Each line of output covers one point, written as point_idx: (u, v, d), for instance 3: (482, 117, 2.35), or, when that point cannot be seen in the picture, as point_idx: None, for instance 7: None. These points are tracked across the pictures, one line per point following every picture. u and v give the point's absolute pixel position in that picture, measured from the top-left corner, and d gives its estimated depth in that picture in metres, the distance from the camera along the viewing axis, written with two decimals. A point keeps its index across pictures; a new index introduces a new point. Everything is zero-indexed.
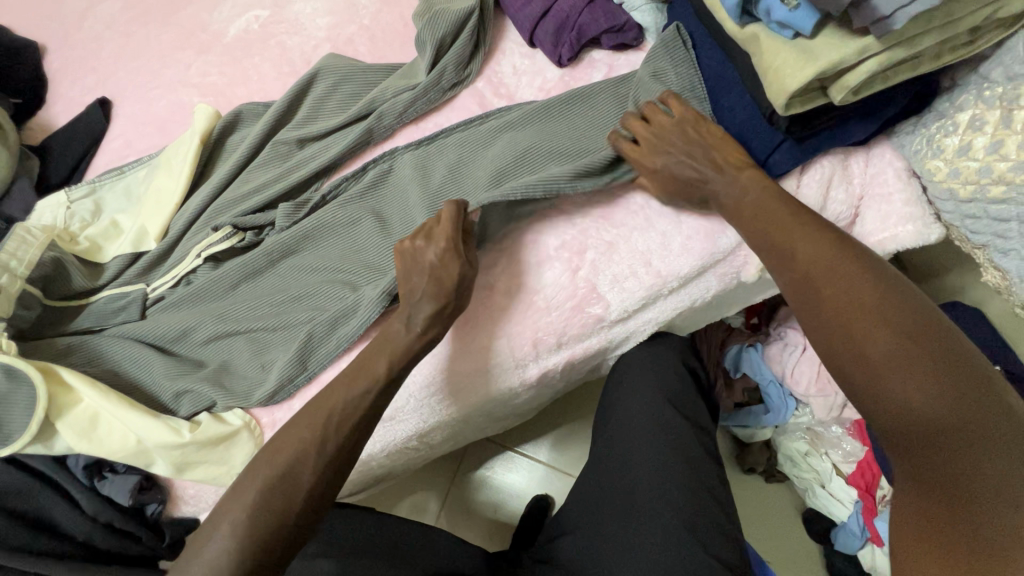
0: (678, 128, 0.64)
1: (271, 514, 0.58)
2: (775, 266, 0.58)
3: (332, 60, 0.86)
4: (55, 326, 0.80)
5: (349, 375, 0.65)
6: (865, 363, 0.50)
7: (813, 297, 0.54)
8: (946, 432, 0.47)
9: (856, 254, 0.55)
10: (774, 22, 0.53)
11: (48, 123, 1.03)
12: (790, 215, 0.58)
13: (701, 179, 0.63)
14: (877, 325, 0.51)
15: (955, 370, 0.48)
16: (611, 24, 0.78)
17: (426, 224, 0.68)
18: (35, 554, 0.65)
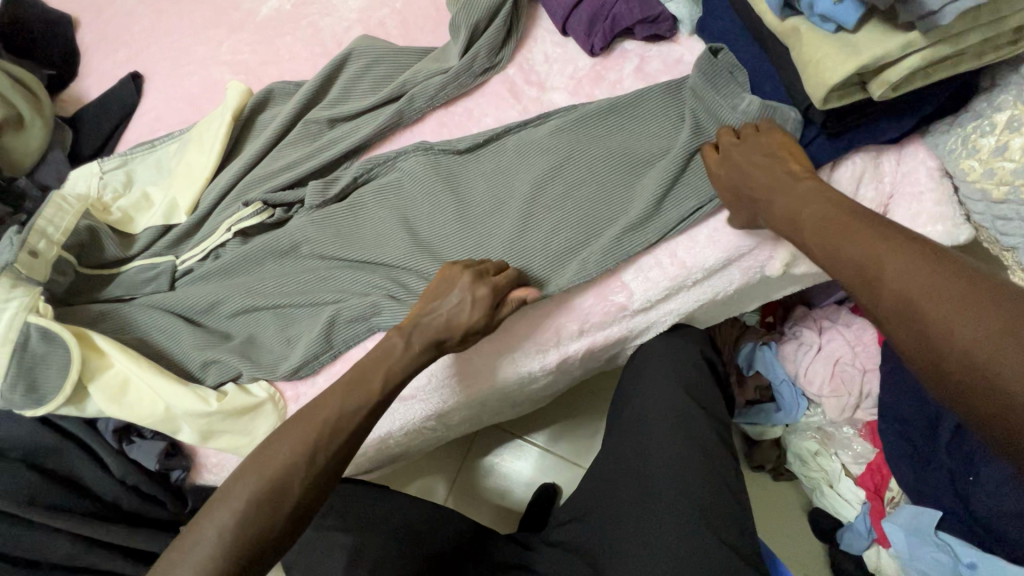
0: (761, 140, 0.64)
1: (259, 521, 0.55)
2: (854, 283, 0.50)
3: (365, 41, 0.87)
4: (87, 293, 0.81)
5: (352, 385, 0.63)
6: (993, 391, 0.39)
7: (904, 317, 0.45)
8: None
9: (950, 259, 0.45)
10: (815, 16, 0.54)
11: (79, 95, 1.04)
12: (861, 225, 0.51)
13: (754, 186, 0.62)
14: (1022, 356, 0.39)
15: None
16: (645, 14, 0.78)
17: (477, 263, 0.70)
18: (65, 511, 0.67)
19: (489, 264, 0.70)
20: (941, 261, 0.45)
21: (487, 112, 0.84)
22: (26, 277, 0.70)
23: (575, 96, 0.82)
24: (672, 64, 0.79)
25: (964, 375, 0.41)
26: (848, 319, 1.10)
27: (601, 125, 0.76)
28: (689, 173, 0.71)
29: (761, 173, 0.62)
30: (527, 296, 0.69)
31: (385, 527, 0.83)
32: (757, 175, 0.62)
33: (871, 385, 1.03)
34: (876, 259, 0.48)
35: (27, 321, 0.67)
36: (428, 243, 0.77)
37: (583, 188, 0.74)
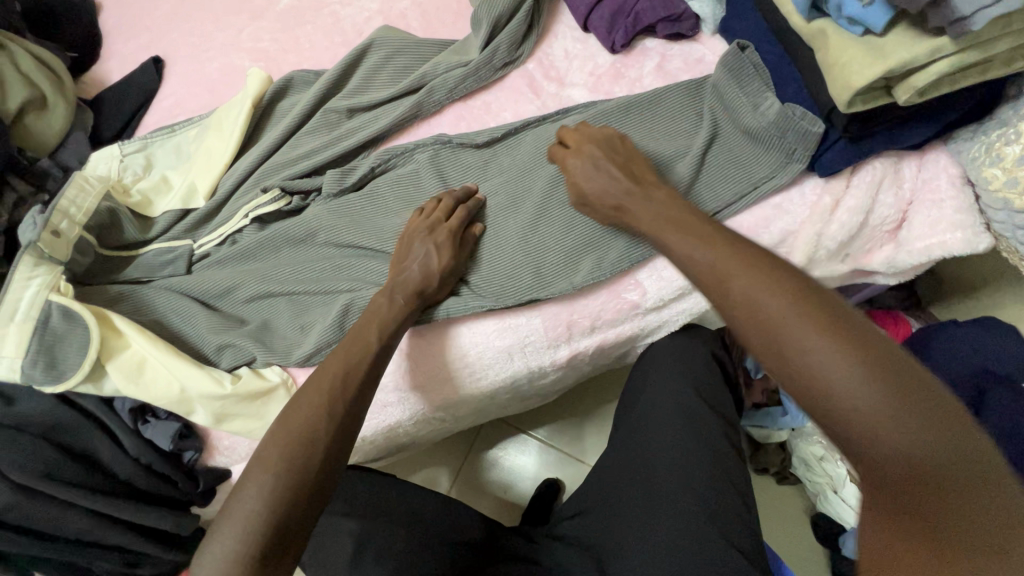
0: (595, 142, 0.70)
1: (295, 471, 0.55)
2: (706, 282, 0.54)
3: (386, 32, 0.87)
4: (105, 274, 0.82)
5: (352, 342, 0.65)
6: (814, 390, 0.44)
7: (753, 323, 0.49)
8: (928, 480, 0.40)
9: (773, 264, 0.51)
10: (843, 18, 0.54)
11: (100, 78, 1.04)
12: (714, 233, 0.56)
13: (615, 195, 0.65)
14: (826, 352, 0.44)
15: (929, 404, 0.42)
16: (668, 13, 0.77)
17: (426, 214, 0.74)
18: (80, 487, 0.68)
19: (438, 210, 0.74)
20: (788, 279, 0.49)
21: (505, 106, 0.84)
22: (49, 257, 0.71)
23: (594, 93, 0.82)
24: (693, 64, 0.79)
25: (811, 395, 0.44)
26: None
27: (619, 122, 0.76)
28: (706, 174, 0.71)
29: (616, 179, 0.66)
30: (480, 229, 0.76)
31: (391, 515, 0.84)
32: (607, 183, 0.66)
33: None
34: (725, 269, 0.52)
35: (49, 299, 0.68)
36: None
37: None
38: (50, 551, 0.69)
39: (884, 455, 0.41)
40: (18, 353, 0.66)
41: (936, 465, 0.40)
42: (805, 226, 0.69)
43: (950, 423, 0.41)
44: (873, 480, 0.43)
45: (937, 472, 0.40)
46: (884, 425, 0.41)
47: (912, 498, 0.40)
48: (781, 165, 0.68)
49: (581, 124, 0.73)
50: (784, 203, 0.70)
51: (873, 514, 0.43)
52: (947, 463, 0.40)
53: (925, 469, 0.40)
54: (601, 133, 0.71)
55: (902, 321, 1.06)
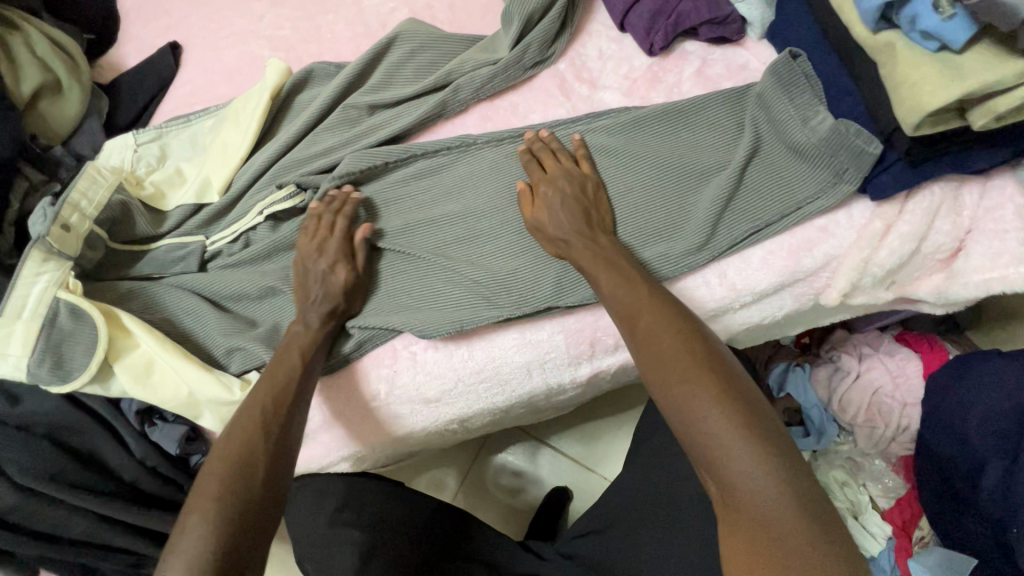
0: (570, 180, 0.69)
1: (238, 492, 0.54)
2: (621, 317, 0.61)
3: (411, 25, 0.83)
4: (118, 269, 0.80)
5: (276, 364, 0.65)
6: (686, 417, 0.52)
7: (649, 356, 0.57)
8: (768, 510, 0.47)
9: (673, 308, 0.60)
10: (916, 32, 0.49)
11: (117, 62, 1.02)
12: (633, 273, 0.63)
13: (568, 228, 0.66)
14: (697, 387, 0.53)
15: (775, 445, 0.50)
16: (712, 15, 0.73)
17: (310, 236, 0.73)
18: (85, 490, 0.67)
19: (321, 227, 0.73)
20: (682, 324, 0.58)
21: (533, 108, 0.80)
22: (58, 252, 0.69)
23: (628, 97, 0.77)
24: (736, 70, 0.74)
25: (681, 421, 0.53)
26: (891, 348, 1.05)
27: (652, 130, 0.72)
28: (745, 192, 0.67)
29: (573, 216, 0.67)
30: (368, 233, 0.74)
31: (395, 526, 0.81)
32: (570, 221, 0.67)
33: (909, 419, 0.99)
34: (636, 307, 0.60)
35: (57, 296, 0.66)
36: (465, 247, 0.74)
37: (639, 200, 0.69)
38: (55, 552, 0.68)
39: (733, 484, 0.49)
40: (25, 353, 0.64)
41: (776, 498, 0.47)
42: (851, 252, 0.65)
43: (791, 464, 0.49)
44: (725, 506, 0.50)
45: (774, 503, 0.47)
46: (736, 457, 0.49)
47: (751, 523, 0.47)
48: (831, 184, 0.64)
49: (561, 150, 0.72)
50: (830, 225, 0.66)
51: (723, 536, 0.50)
52: (786, 497, 0.47)
53: (766, 500, 0.47)
54: (574, 170, 0.70)
55: (939, 346, 1.02)
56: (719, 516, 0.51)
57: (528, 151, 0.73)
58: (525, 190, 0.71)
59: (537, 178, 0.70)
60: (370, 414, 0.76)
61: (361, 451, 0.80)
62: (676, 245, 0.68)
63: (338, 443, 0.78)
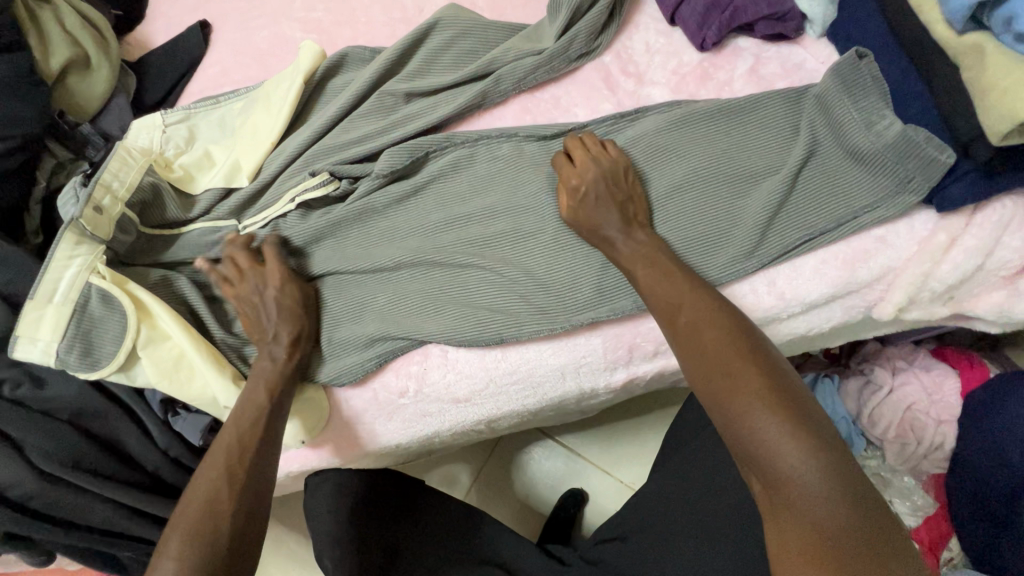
0: (600, 170, 0.66)
1: (198, 552, 0.53)
2: (661, 312, 0.59)
3: (453, 11, 0.80)
4: (149, 254, 0.78)
5: (239, 410, 0.63)
6: (730, 414, 0.50)
7: (693, 351, 0.55)
8: (818, 509, 0.45)
9: (716, 302, 0.57)
10: (1010, 33, 0.46)
11: (145, 40, 0.99)
12: (674, 267, 0.61)
13: (607, 228, 0.64)
14: (742, 382, 0.51)
15: (824, 443, 0.47)
16: (771, 10, 0.69)
17: (246, 271, 0.71)
18: (107, 478, 0.65)
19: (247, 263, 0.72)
20: (725, 319, 0.56)
21: (576, 102, 0.77)
22: (91, 235, 0.67)
23: (676, 93, 0.74)
24: (791, 69, 0.71)
25: (726, 416, 0.51)
26: (928, 363, 1.01)
27: (704, 122, 0.68)
28: (799, 196, 0.64)
29: (610, 212, 0.64)
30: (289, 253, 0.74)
31: (422, 522, 0.81)
32: (605, 216, 0.64)
33: (944, 436, 0.95)
34: (678, 300, 0.58)
35: (89, 282, 0.65)
36: (501, 242, 0.71)
37: (691, 194, 0.67)
38: (76, 539, 0.66)
39: (781, 481, 0.47)
40: (55, 337, 0.63)
41: (828, 497, 0.45)
42: (910, 264, 0.62)
43: (841, 463, 0.47)
44: (772, 505, 0.47)
45: (827, 501, 0.45)
46: (784, 454, 0.47)
47: (799, 522, 0.45)
48: (894, 193, 0.61)
49: (588, 140, 0.69)
50: (888, 235, 0.63)
51: (771, 534, 0.47)
52: (837, 495, 0.45)
53: (816, 499, 0.45)
54: (601, 159, 0.67)
55: (979, 364, 0.98)
56: (766, 517, 0.48)
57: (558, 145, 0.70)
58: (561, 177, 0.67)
59: (569, 170, 0.67)
60: (397, 413, 0.74)
61: (387, 447, 0.78)
62: (724, 249, 0.65)
63: (365, 439, 0.76)
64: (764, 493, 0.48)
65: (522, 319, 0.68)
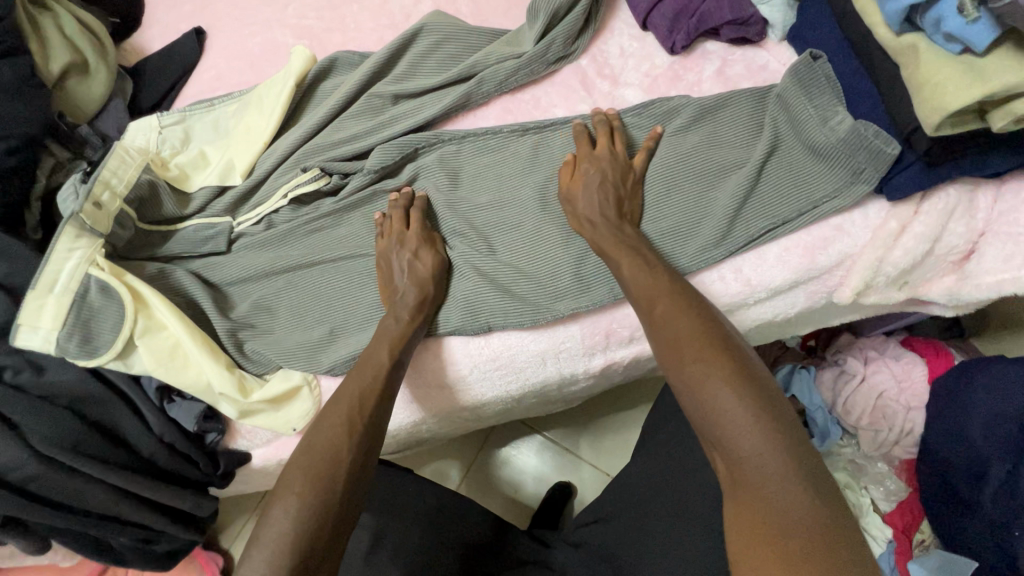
0: (614, 163, 0.70)
1: (319, 493, 0.56)
2: (639, 305, 0.61)
3: (437, 18, 0.84)
4: (146, 249, 0.81)
5: (368, 361, 0.66)
6: (696, 396, 0.52)
7: (666, 338, 0.56)
8: (774, 489, 0.46)
9: (691, 296, 0.59)
10: (940, 34, 0.51)
11: (141, 47, 1.03)
12: (655, 263, 0.63)
13: (600, 215, 0.67)
14: (709, 367, 0.52)
15: (785, 429, 0.49)
16: (735, 16, 0.74)
17: (391, 231, 0.74)
18: (104, 462, 0.68)
19: (396, 223, 0.74)
20: (699, 311, 0.58)
21: (555, 102, 0.81)
22: (90, 229, 0.71)
23: (649, 93, 0.79)
24: (756, 71, 0.76)
25: (692, 400, 0.52)
26: (897, 352, 1.04)
27: (678, 129, 0.73)
28: (763, 189, 0.68)
29: (607, 202, 0.67)
30: (422, 202, 0.76)
31: (410, 508, 0.83)
32: (600, 202, 0.67)
33: (914, 422, 0.99)
34: (655, 293, 0.60)
35: (88, 272, 0.69)
36: (485, 235, 0.75)
37: (662, 192, 0.71)
38: (72, 524, 0.68)
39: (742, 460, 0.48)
40: (55, 326, 0.66)
41: (785, 479, 0.46)
42: (866, 250, 0.66)
43: (799, 449, 0.48)
44: (733, 486, 0.49)
45: (784, 483, 0.46)
46: (747, 434, 0.48)
47: (756, 498, 0.46)
48: (848, 184, 0.66)
49: (620, 131, 0.73)
50: (845, 225, 0.67)
51: (728, 516, 0.48)
52: (795, 479, 0.46)
53: (773, 478, 0.46)
54: (619, 153, 0.71)
55: (944, 353, 1.01)
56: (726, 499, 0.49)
57: (580, 129, 0.73)
58: (568, 165, 0.71)
59: (586, 156, 0.71)
60: None
61: None
62: (695, 238, 0.69)
63: None
64: (726, 476, 0.50)
65: (506, 309, 0.71)
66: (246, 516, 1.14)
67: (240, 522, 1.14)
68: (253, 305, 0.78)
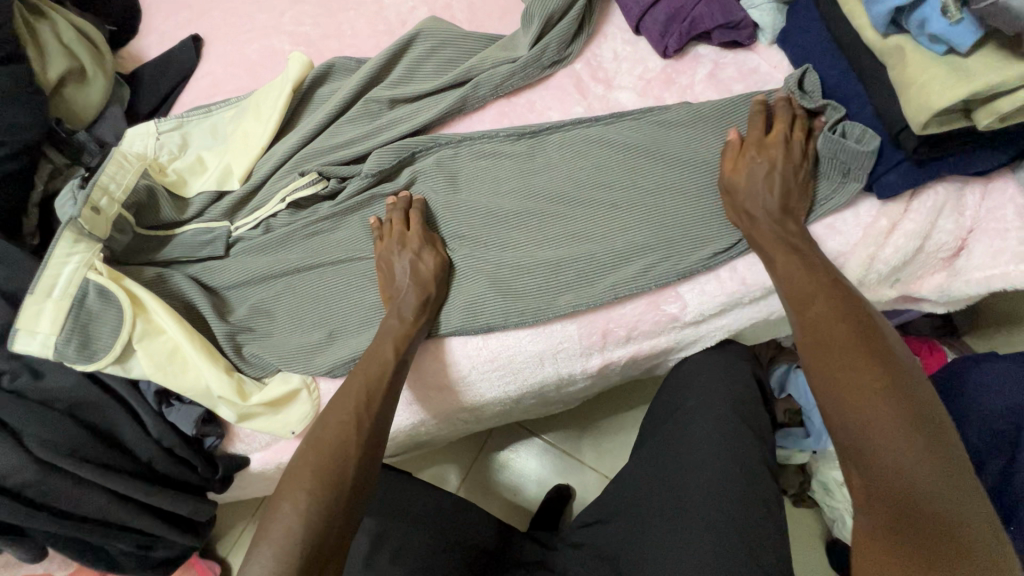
0: (783, 150, 0.65)
1: (327, 490, 0.56)
2: (791, 304, 0.59)
3: (433, 23, 0.85)
4: (143, 253, 0.81)
5: (371, 360, 0.67)
6: (846, 405, 0.50)
7: (819, 341, 0.54)
8: (933, 513, 0.44)
9: (852, 299, 0.56)
10: (925, 35, 0.53)
11: (138, 54, 1.03)
12: (813, 262, 0.59)
13: (766, 205, 0.63)
14: (867, 378, 0.50)
15: (950, 454, 0.46)
16: (726, 20, 0.75)
17: (389, 234, 0.75)
18: (103, 467, 0.67)
19: (394, 226, 0.75)
20: (860, 316, 0.54)
21: (550, 106, 0.82)
22: (88, 234, 0.71)
23: (643, 97, 0.80)
24: (747, 73, 0.77)
25: (844, 408, 0.50)
26: None
27: (669, 136, 0.74)
28: None
29: (771, 193, 0.63)
30: (418, 204, 0.76)
31: (409, 511, 0.83)
32: (764, 192, 0.64)
33: None
34: (810, 293, 0.57)
35: (87, 277, 0.69)
36: (482, 237, 0.76)
37: (664, 196, 0.72)
38: (70, 530, 0.68)
39: (882, 471, 0.47)
40: (54, 331, 0.66)
41: (948, 506, 0.44)
42: (858, 248, 0.67)
43: (956, 470, 0.45)
44: (876, 500, 0.47)
45: (946, 509, 0.44)
46: (892, 447, 0.46)
47: (914, 518, 0.45)
48: (839, 184, 0.67)
49: (796, 112, 0.67)
50: (837, 223, 0.68)
51: (870, 528, 0.48)
52: (957, 507, 0.44)
53: (922, 495, 0.45)
54: (790, 136, 0.66)
55: (938, 350, 1.02)
56: (868, 510, 0.48)
57: (754, 111, 0.68)
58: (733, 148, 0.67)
59: (756, 140, 0.66)
60: None
61: None
62: (694, 249, 0.70)
63: None
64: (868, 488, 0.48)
65: (506, 310, 0.72)
66: (244, 522, 1.14)
67: (238, 529, 1.13)
68: (252, 308, 0.79)
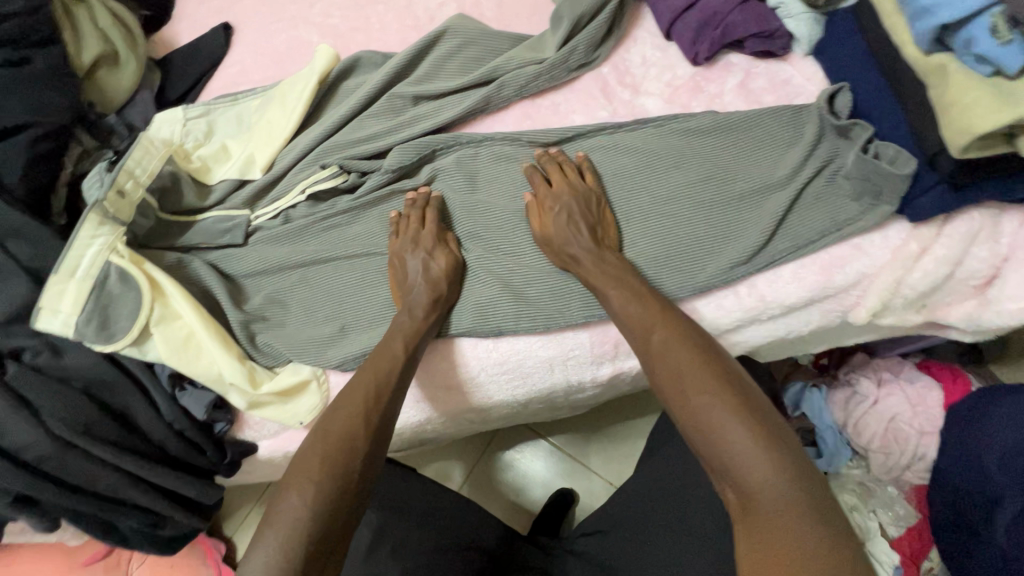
0: (573, 191, 0.70)
1: (334, 481, 0.56)
2: (636, 338, 0.62)
3: (460, 21, 0.85)
4: (166, 238, 0.82)
5: (380, 354, 0.67)
6: (696, 425, 0.53)
7: (665, 370, 0.58)
8: (784, 513, 0.46)
9: (685, 328, 0.61)
10: (970, 55, 0.51)
11: (170, 40, 1.05)
12: (651, 295, 0.65)
13: (577, 247, 0.68)
14: (707, 397, 0.54)
15: (791, 454, 0.50)
16: (761, 29, 0.73)
17: (404, 232, 0.75)
18: (115, 446, 0.69)
19: (411, 222, 0.75)
20: (695, 341, 0.59)
21: (574, 109, 0.81)
22: (112, 217, 0.72)
23: (670, 104, 0.78)
24: (779, 85, 0.75)
25: (700, 430, 0.53)
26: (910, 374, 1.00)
27: (696, 145, 0.72)
28: (792, 217, 0.67)
29: (579, 233, 0.68)
30: (437, 202, 0.76)
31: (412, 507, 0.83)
32: (573, 235, 0.68)
33: (927, 448, 0.95)
34: (650, 326, 0.62)
35: (108, 260, 0.70)
36: (498, 239, 0.75)
37: (683, 206, 0.70)
38: (83, 505, 0.70)
39: (746, 484, 0.49)
40: (75, 311, 0.67)
41: (792, 503, 0.47)
42: (884, 271, 0.65)
43: (802, 470, 0.49)
44: (742, 514, 0.49)
45: (792, 507, 0.46)
46: (754, 462, 0.49)
47: (769, 523, 0.46)
48: (868, 205, 0.65)
49: (567, 163, 0.74)
50: (865, 244, 0.66)
51: (740, 546, 0.48)
52: (802, 503, 0.47)
53: (782, 499, 0.47)
54: (578, 183, 0.72)
55: (962, 379, 0.98)
56: (737, 529, 0.49)
57: (530, 169, 0.75)
58: (533, 206, 0.72)
59: (544, 196, 0.72)
60: None
61: None
62: (717, 259, 0.68)
63: None
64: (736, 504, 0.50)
65: (518, 314, 0.71)
66: (249, 505, 1.16)
67: (244, 511, 1.15)
68: (268, 298, 0.79)
